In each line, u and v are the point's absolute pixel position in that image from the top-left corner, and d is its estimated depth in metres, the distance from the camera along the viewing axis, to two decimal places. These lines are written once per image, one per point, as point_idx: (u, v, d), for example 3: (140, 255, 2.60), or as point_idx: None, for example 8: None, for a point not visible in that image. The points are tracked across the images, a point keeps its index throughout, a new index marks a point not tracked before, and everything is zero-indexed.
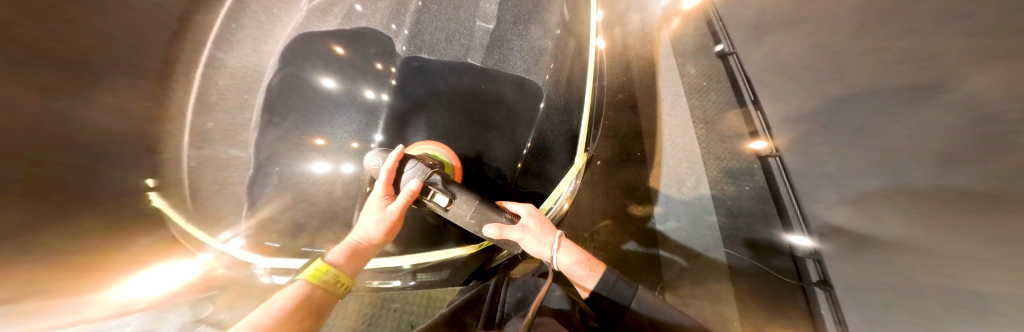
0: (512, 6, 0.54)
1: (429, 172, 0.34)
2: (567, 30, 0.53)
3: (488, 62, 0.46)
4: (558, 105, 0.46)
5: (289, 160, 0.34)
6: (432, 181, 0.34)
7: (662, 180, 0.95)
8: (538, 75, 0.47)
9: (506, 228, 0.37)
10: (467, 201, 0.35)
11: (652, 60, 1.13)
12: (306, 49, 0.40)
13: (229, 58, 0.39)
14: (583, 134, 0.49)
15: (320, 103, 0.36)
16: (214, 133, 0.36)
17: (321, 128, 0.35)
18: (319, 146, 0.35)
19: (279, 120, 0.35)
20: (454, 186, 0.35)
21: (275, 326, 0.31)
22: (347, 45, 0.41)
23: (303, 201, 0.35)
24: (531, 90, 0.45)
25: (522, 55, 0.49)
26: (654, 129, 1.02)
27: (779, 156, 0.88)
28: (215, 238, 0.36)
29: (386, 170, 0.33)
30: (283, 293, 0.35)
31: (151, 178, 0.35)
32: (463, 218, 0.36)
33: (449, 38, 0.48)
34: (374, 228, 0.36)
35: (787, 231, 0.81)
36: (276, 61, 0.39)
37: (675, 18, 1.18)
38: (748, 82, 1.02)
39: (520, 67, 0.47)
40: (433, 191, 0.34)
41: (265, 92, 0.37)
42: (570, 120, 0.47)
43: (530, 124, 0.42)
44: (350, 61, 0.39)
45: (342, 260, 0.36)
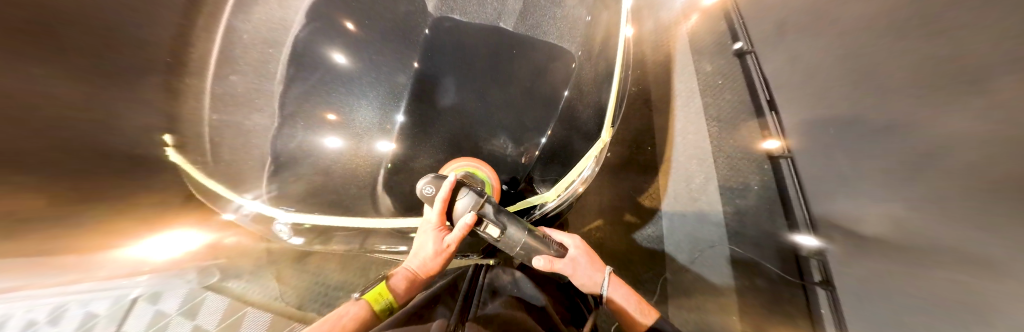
0: None
1: (480, 202, 0.34)
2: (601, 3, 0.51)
3: (521, 28, 0.46)
4: (590, 76, 0.46)
5: (305, 129, 0.34)
6: (484, 212, 0.34)
7: (672, 177, 0.94)
8: (571, 43, 0.47)
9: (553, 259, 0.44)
10: (517, 230, 0.37)
11: (667, 55, 1.12)
12: (324, 9, 0.39)
13: (254, 13, 0.39)
14: (610, 114, 0.47)
15: (333, 79, 0.35)
16: (233, 87, 0.36)
17: (332, 103, 0.34)
18: (331, 122, 0.34)
19: (306, 77, 0.35)
20: (504, 215, 0.35)
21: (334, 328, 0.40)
22: (361, 10, 0.39)
23: (312, 169, 0.34)
24: (563, 56, 0.45)
25: (556, 23, 0.48)
26: (666, 124, 1.01)
27: (791, 157, 0.87)
28: (241, 195, 0.37)
29: (441, 201, 0.32)
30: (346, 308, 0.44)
31: (168, 135, 0.40)
32: (513, 246, 0.38)
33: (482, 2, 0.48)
34: (432, 253, 0.42)
35: (793, 232, 0.81)
36: (301, 17, 0.38)
37: (694, 14, 1.16)
38: (764, 83, 1.00)
39: (552, 34, 0.47)
40: (487, 223, 0.35)
41: (290, 45, 0.37)
42: (598, 95, 0.47)
43: (554, 108, 0.41)
44: (357, 39, 0.37)
45: (401, 288, 0.46)
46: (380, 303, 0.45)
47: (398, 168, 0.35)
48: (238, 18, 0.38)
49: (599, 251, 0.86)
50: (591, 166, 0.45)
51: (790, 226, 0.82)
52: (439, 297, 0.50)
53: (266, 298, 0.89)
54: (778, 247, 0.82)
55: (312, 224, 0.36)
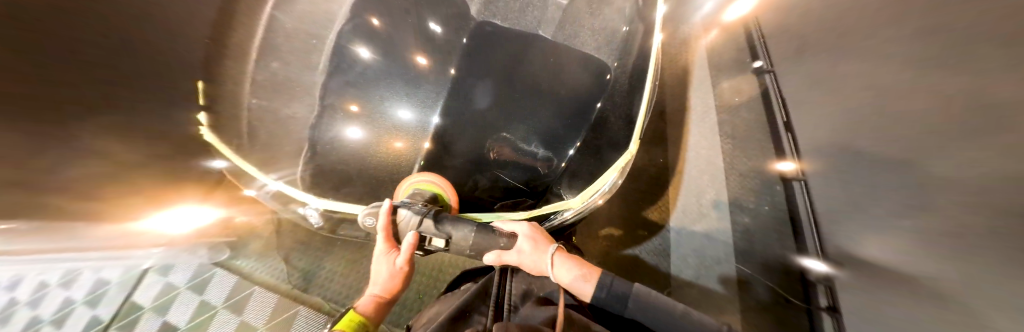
0: None
1: (418, 218, 0.33)
2: (638, 17, 0.52)
3: (559, 36, 0.48)
4: (624, 86, 0.47)
5: (335, 120, 0.36)
6: (424, 228, 0.34)
7: (682, 191, 0.94)
8: (608, 56, 0.48)
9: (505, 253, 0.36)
10: (463, 232, 0.35)
11: (685, 68, 1.12)
12: (370, 8, 0.41)
13: (302, 8, 0.42)
14: (639, 127, 0.45)
15: (368, 73, 0.37)
16: (277, 75, 0.40)
17: (360, 95, 0.36)
18: (353, 113, 0.36)
19: (348, 68, 0.38)
20: (445, 225, 0.34)
21: None
22: (402, 14, 0.41)
23: (339, 158, 0.37)
24: (596, 65, 0.46)
25: (592, 35, 0.49)
26: (679, 137, 1.01)
27: (804, 180, 0.86)
28: (266, 175, 0.39)
29: (380, 226, 0.34)
30: None
31: (203, 113, 0.40)
32: (464, 250, 0.36)
33: (522, 9, 0.49)
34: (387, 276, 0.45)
35: (802, 255, 0.81)
36: (348, 11, 0.41)
37: (713, 29, 1.16)
38: (783, 103, 0.98)
39: (590, 45, 0.48)
40: (429, 236, 0.35)
41: (333, 38, 0.40)
42: (631, 104, 0.47)
43: (586, 123, 0.42)
44: (394, 40, 0.40)
45: (367, 309, 0.43)
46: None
47: (433, 162, 0.37)
48: (285, 13, 0.41)
49: (606, 260, 0.87)
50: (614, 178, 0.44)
51: (799, 249, 0.82)
52: (471, 303, 0.47)
53: (272, 278, 0.90)
54: (785, 270, 0.82)
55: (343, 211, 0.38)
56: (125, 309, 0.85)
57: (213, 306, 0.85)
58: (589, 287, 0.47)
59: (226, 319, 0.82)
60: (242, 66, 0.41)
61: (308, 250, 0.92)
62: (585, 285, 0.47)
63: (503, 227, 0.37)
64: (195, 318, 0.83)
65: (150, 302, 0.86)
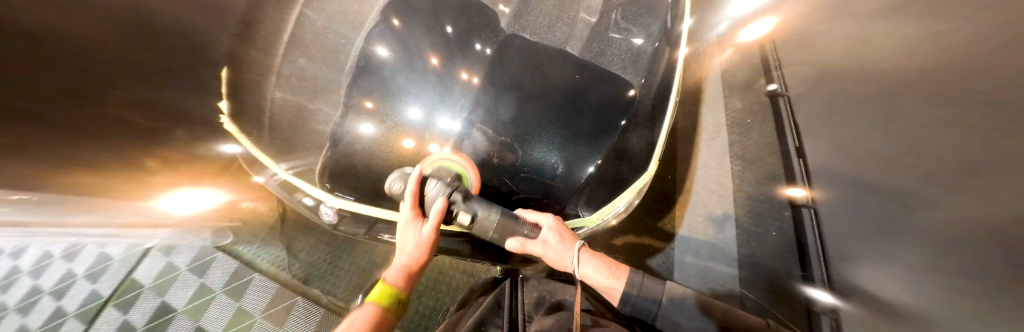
0: (617, 5, 0.54)
1: (449, 191, 0.32)
2: (666, 40, 0.52)
3: (589, 52, 0.49)
4: (644, 106, 0.47)
5: (352, 117, 0.37)
6: (454, 200, 0.33)
7: (688, 209, 0.94)
8: (632, 77, 0.48)
9: (528, 241, 0.36)
10: (489, 214, 0.34)
11: (699, 85, 1.11)
12: (398, 12, 0.42)
13: (329, 10, 0.43)
14: (659, 150, 0.47)
15: (390, 72, 0.38)
16: (301, 71, 0.40)
17: (377, 93, 0.37)
18: (368, 109, 0.37)
19: (373, 72, 0.38)
20: (475, 203, 0.34)
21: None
22: (428, 20, 0.42)
23: (347, 150, 0.37)
24: (618, 83, 0.46)
25: (619, 54, 0.50)
26: (689, 156, 1.01)
27: (814, 207, 0.85)
28: (277, 165, 0.40)
29: (410, 197, 0.33)
30: (359, 310, 0.39)
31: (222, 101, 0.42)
32: (484, 232, 0.35)
33: (551, 24, 0.51)
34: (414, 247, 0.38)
35: (809, 285, 0.79)
36: (377, 15, 0.43)
37: (729, 48, 1.15)
38: (795, 128, 0.98)
39: (615, 65, 0.49)
40: (457, 210, 0.33)
41: (361, 41, 0.41)
42: (653, 128, 0.47)
43: (607, 141, 0.42)
44: (421, 41, 0.41)
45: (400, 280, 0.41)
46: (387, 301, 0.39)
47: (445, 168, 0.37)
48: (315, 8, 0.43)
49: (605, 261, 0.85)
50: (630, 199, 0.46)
51: (806, 278, 0.80)
52: (485, 316, 0.48)
53: (271, 266, 0.89)
54: (790, 298, 0.80)
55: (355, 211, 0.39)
56: (124, 286, 0.85)
57: (215, 289, 0.86)
58: (619, 286, 0.48)
59: (226, 304, 0.83)
60: (264, 58, 0.42)
61: (309, 241, 0.91)
62: (612, 282, 0.49)
63: (526, 218, 0.37)
64: (194, 300, 0.84)
65: (149, 281, 0.86)
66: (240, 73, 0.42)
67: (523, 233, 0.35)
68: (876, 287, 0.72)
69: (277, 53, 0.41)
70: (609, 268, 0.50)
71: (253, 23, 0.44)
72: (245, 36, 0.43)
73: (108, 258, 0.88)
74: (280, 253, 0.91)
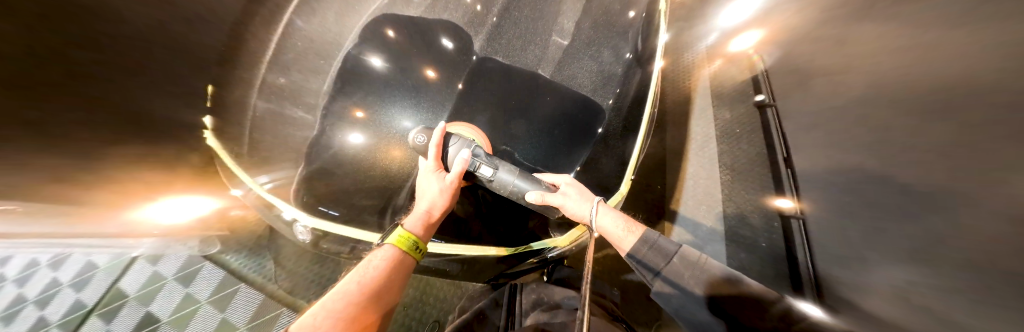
0: (589, 28, 0.55)
1: (472, 145, 0.36)
2: (638, 58, 0.55)
3: (557, 77, 0.50)
4: (618, 122, 0.50)
5: (335, 130, 0.38)
6: (476, 154, 0.35)
7: (678, 219, 0.94)
8: (603, 97, 0.50)
9: (547, 194, 0.37)
10: (507, 167, 0.36)
11: (688, 96, 1.13)
12: (381, 32, 0.43)
13: (311, 25, 0.44)
14: (631, 166, 0.51)
15: (374, 82, 0.39)
16: (283, 86, 0.41)
17: (365, 102, 0.38)
18: (358, 118, 0.37)
19: (353, 89, 0.39)
20: (495, 158, 0.36)
21: (378, 278, 0.33)
22: (407, 38, 0.43)
23: (335, 164, 0.37)
24: (591, 104, 0.48)
25: (588, 76, 0.51)
26: (678, 166, 1.02)
27: (802, 218, 0.86)
28: (253, 180, 0.40)
29: (434, 146, 0.34)
30: (375, 255, 0.36)
31: (209, 116, 0.43)
32: (505, 187, 0.36)
33: (523, 47, 0.51)
34: (438, 196, 0.37)
35: (799, 298, 0.78)
36: (356, 34, 0.43)
37: (717, 59, 1.17)
38: (783, 138, 0.98)
39: (586, 87, 0.50)
40: (477, 164, 0.35)
41: (340, 61, 0.41)
42: (625, 147, 0.50)
43: (581, 153, 0.45)
44: (404, 49, 0.42)
45: (420, 229, 0.37)
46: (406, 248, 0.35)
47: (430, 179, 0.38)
48: (298, 20, 0.43)
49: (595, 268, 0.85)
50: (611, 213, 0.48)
51: (796, 291, 0.79)
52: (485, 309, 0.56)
53: (257, 276, 0.88)
54: None
55: (333, 232, 0.38)
56: (108, 296, 0.84)
57: (200, 300, 0.84)
58: (632, 239, 0.48)
59: (210, 315, 0.82)
60: (248, 73, 0.43)
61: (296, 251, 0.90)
62: (628, 236, 0.48)
63: (543, 179, 0.40)
64: (179, 310, 0.83)
65: (135, 291, 0.85)
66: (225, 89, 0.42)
67: (543, 186, 0.38)
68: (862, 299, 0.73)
69: (262, 70, 0.42)
70: (625, 222, 0.49)
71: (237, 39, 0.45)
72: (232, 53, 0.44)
73: (94, 267, 0.87)
74: (265, 264, 0.90)
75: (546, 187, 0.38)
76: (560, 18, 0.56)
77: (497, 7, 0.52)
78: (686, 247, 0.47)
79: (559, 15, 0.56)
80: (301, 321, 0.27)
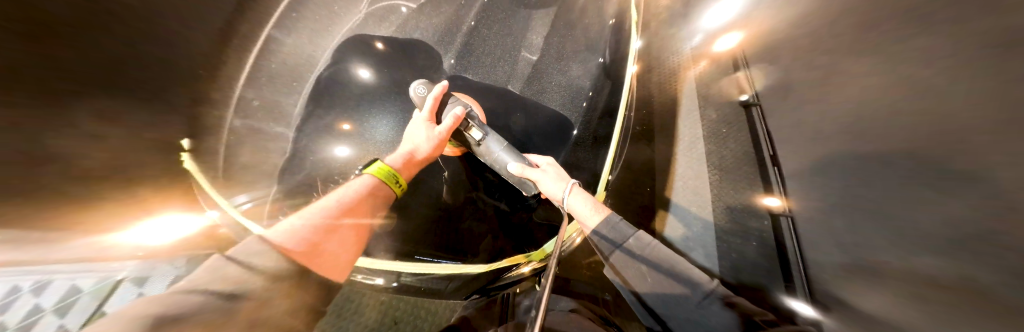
0: (556, 43, 0.64)
1: (469, 109, 0.52)
2: (607, 69, 0.61)
3: (525, 93, 0.59)
4: (587, 136, 0.56)
5: (319, 145, 0.47)
6: (469, 117, 0.52)
7: (667, 221, 0.97)
8: (572, 111, 0.58)
9: (526, 168, 0.49)
10: (495, 139, 0.52)
11: (674, 98, 1.14)
12: (367, 62, 0.56)
13: (287, 41, 0.51)
14: (603, 177, 0.56)
15: (360, 98, 0.53)
16: None
17: (352, 118, 0.51)
18: (345, 130, 0.49)
19: (325, 112, 0.50)
20: (485, 127, 0.52)
21: (353, 202, 0.41)
22: (392, 66, 0.57)
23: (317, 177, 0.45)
24: (564, 121, 0.57)
25: (558, 91, 0.60)
26: (667, 167, 1.04)
27: (790, 216, 0.86)
28: (228, 201, 0.39)
29: (433, 99, 0.53)
30: (354, 183, 0.43)
31: (186, 140, 0.38)
32: (488, 152, 0.52)
33: (493, 65, 0.63)
34: (425, 142, 0.52)
35: (790, 296, 0.79)
36: (329, 57, 0.54)
37: (702, 61, 1.19)
38: (768, 135, 0.99)
39: (556, 102, 0.59)
40: (470, 125, 0.52)
41: (312, 83, 0.52)
42: (595, 162, 0.56)
43: (558, 151, 0.55)
44: (384, 69, 0.56)
45: (401, 165, 0.48)
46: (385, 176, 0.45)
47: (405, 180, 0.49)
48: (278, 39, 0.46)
49: (586, 273, 0.83)
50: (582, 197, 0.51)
51: (788, 289, 0.80)
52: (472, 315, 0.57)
53: None
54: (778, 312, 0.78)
55: None
56: None
57: None
58: (596, 218, 0.52)
59: None
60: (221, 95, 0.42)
61: None
62: (594, 215, 0.52)
63: (529, 158, 0.52)
64: None
65: None
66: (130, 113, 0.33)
67: (525, 162, 0.50)
68: (852, 294, 0.72)
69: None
70: (594, 203, 0.53)
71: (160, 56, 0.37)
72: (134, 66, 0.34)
73: None
74: None
75: (527, 163, 0.51)
76: (529, 34, 0.66)
77: (470, 25, 0.63)
78: (640, 230, 0.53)
79: (529, 31, 0.66)
80: (281, 228, 0.34)
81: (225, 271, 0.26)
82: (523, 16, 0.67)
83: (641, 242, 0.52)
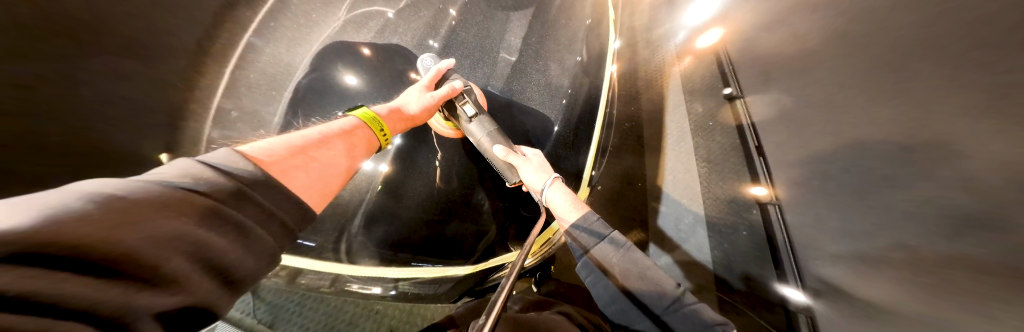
0: (534, 43, 0.60)
1: (467, 84, 0.51)
2: (584, 66, 0.62)
3: (507, 91, 0.56)
4: (567, 130, 0.58)
5: None
6: (466, 91, 0.50)
7: (660, 214, 0.98)
8: (551, 109, 0.57)
9: (510, 151, 0.47)
10: (486, 122, 0.49)
11: (661, 93, 1.17)
12: (355, 67, 0.47)
13: (267, 48, 0.42)
14: (586, 176, 0.62)
15: (344, 98, 0.45)
16: (234, 118, 0.39)
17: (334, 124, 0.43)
18: None
19: (305, 119, 0.43)
20: (482, 108, 0.50)
21: (335, 139, 0.37)
22: (377, 65, 0.49)
23: None
24: (541, 116, 0.57)
25: (536, 90, 0.58)
26: (658, 162, 1.05)
27: (778, 205, 0.89)
28: None
29: (436, 69, 0.50)
30: (337, 124, 0.39)
31: (165, 154, 0.34)
32: (480, 127, 0.48)
33: (472, 65, 0.57)
34: (416, 104, 0.47)
35: (782, 283, 0.83)
36: (309, 60, 0.45)
37: (687, 57, 1.20)
38: (752, 127, 1.02)
39: (535, 100, 0.57)
40: (465, 101, 0.49)
41: (292, 90, 0.43)
42: (578, 157, 0.60)
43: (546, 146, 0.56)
44: (374, 66, 0.49)
45: (386, 113, 0.43)
46: (369, 120, 0.41)
47: (391, 189, 0.43)
48: (251, 41, 0.41)
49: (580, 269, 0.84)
50: (563, 193, 0.51)
51: (780, 277, 0.83)
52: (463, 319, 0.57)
53: None
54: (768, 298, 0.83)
55: (301, 267, 0.39)
56: None
57: None
58: (574, 214, 0.52)
59: None
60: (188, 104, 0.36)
61: None
62: (573, 212, 0.52)
63: (522, 149, 0.52)
64: None
65: None
66: (108, 133, 0.31)
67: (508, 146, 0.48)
68: (836, 275, 0.79)
69: (200, 111, 0.37)
70: (574, 200, 0.53)
71: (104, 60, 0.31)
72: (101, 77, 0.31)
73: None
74: None
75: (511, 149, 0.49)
76: (506, 34, 0.59)
77: (451, 21, 0.57)
78: (616, 231, 0.53)
79: (506, 32, 0.59)
80: (253, 145, 0.31)
81: (197, 170, 0.24)
82: (499, 15, 0.60)
83: (614, 242, 0.52)
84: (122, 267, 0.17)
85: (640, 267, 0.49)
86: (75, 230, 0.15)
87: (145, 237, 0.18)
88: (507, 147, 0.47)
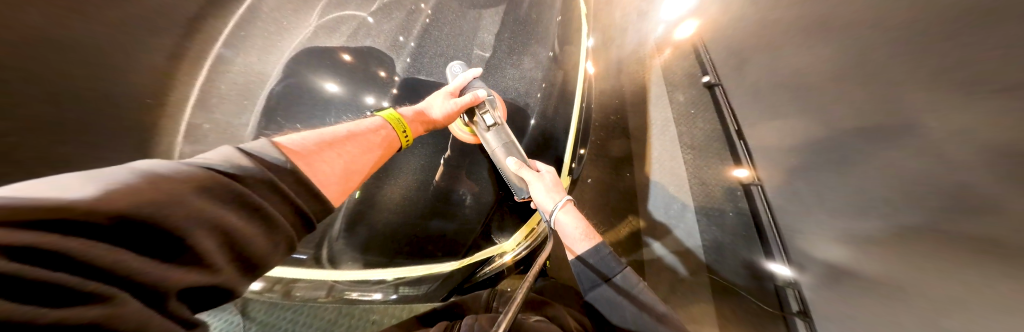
0: (509, 38, 0.61)
1: (491, 94, 0.52)
2: (557, 60, 0.64)
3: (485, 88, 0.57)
4: (546, 122, 0.59)
5: None
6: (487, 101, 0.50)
7: (651, 203, 1.00)
8: (531, 99, 0.58)
9: (523, 165, 0.48)
10: (504, 133, 0.49)
11: (643, 85, 1.19)
12: (331, 72, 0.46)
13: (237, 59, 0.41)
14: (566, 165, 0.63)
15: (322, 104, 0.44)
16: (205, 131, 0.37)
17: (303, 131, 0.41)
18: None
19: (277, 128, 0.41)
20: (502, 119, 0.50)
21: (364, 137, 0.38)
22: (346, 67, 0.47)
23: None
24: (522, 108, 0.57)
25: (513, 83, 0.59)
26: (644, 152, 1.07)
27: (760, 185, 0.93)
28: None
29: (463, 80, 0.53)
30: (364, 122, 0.41)
31: None
32: (497, 138, 0.49)
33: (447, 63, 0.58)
34: (439, 109, 0.47)
35: (770, 260, 0.86)
36: (281, 69, 0.43)
37: (666, 49, 1.24)
38: (731, 113, 1.06)
39: (513, 92, 0.58)
40: (484, 110, 0.49)
41: (265, 98, 0.41)
42: (557, 147, 0.61)
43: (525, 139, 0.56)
44: (353, 69, 0.47)
45: (410, 115, 0.44)
46: (393, 121, 0.41)
47: (366, 195, 0.42)
48: (222, 52, 0.40)
49: None
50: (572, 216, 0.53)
51: (767, 254, 0.87)
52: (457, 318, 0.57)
53: None
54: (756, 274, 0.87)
55: (293, 277, 0.39)
56: None
57: None
58: (584, 244, 0.53)
59: None
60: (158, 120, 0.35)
61: None
62: (581, 241, 0.53)
63: (536, 164, 0.54)
64: None
65: None
66: None
67: (522, 160, 0.49)
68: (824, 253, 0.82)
69: (171, 128, 0.36)
70: (584, 228, 0.54)
71: None
72: (72, 98, 0.31)
73: None
74: None
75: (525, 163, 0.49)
76: (479, 31, 0.60)
77: (425, 18, 0.57)
78: (628, 267, 0.54)
79: (479, 29, 0.60)
80: (288, 138, 0.32)
81: (236, 158, 0.26)
82: (471, 14, 0.60)
83: (626, 279, 0.52)
84: (156, 236, 0.18)
85: (653, 309, 0.50)
86: (118, 203, 0.17)
87: (182, 216, 0.19)
88: (520, 161, 0.48)
